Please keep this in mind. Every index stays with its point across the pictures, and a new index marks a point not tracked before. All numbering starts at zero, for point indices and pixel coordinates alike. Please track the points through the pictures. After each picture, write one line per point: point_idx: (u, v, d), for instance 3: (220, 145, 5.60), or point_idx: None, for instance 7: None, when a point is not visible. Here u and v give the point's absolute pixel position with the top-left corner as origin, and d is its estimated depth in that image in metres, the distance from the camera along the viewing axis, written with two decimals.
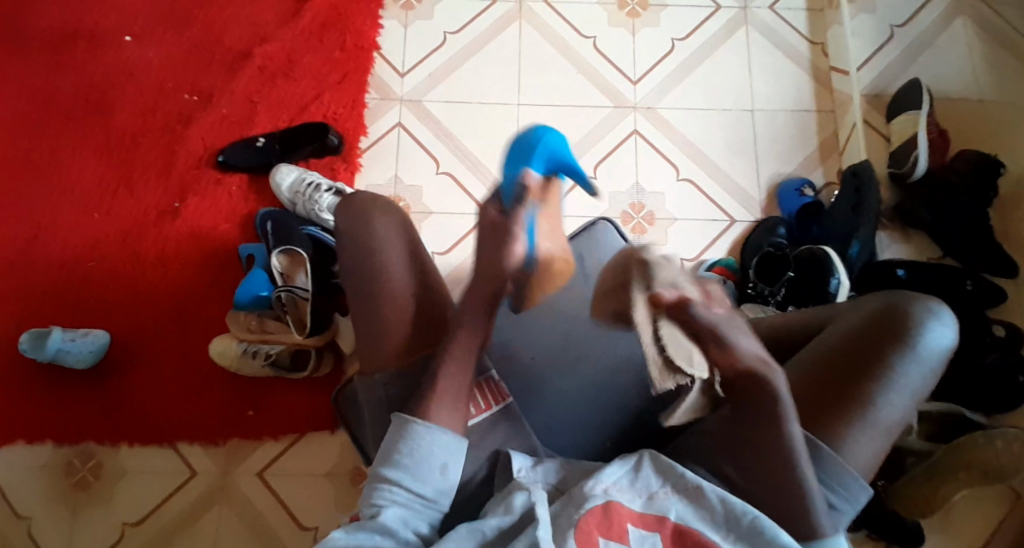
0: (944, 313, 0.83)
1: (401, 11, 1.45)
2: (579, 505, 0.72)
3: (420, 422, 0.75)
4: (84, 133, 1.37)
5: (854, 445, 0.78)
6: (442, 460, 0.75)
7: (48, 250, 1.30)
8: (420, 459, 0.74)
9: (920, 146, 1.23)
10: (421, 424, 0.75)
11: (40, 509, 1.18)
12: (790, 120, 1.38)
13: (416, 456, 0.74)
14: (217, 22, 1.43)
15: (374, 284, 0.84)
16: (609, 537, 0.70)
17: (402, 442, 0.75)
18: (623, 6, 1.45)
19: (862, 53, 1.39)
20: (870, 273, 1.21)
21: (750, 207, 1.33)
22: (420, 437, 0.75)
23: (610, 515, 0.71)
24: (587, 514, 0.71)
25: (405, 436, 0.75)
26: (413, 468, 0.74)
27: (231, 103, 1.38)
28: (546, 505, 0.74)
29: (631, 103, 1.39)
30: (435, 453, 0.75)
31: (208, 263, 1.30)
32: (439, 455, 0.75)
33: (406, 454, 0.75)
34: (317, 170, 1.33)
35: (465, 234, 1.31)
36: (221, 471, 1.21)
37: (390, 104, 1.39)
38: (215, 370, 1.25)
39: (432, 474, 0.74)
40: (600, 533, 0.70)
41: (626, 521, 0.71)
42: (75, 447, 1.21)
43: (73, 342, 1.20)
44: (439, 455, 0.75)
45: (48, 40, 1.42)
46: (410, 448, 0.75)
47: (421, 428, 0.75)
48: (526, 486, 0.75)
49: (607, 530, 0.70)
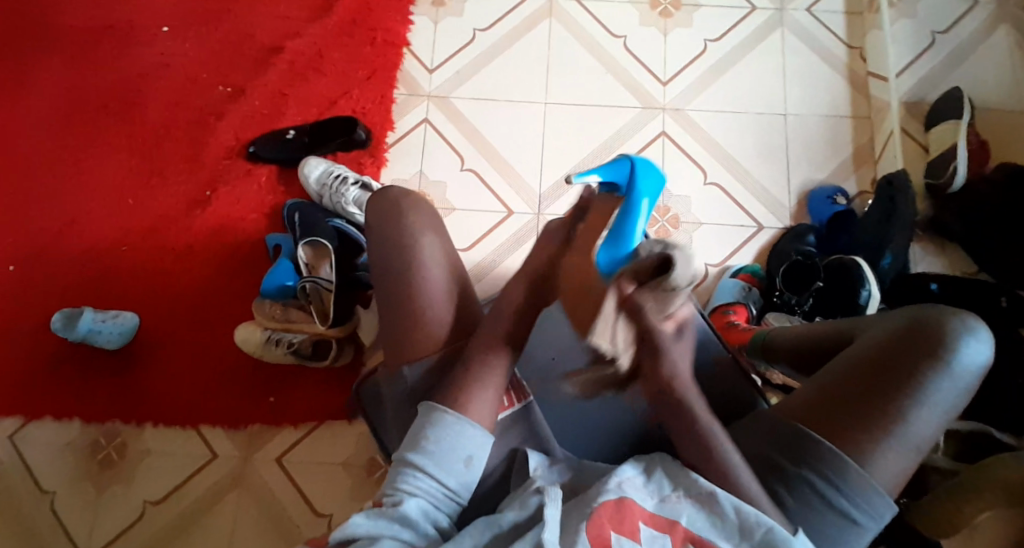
0: (980, 328, 0.80)
1: (432, 7, 1.45)
2: (593, 499, 0.73)
3: (450, 413, 0.77)
4: (121, 122, 1.40)
5: (881, 462, 0.76)
6: (468, 452, 0.76)
7: (83, 233, 1.34)
8: (446, 447, 0.76)
9: (959, 157, 1.21)
10: (452, 415, 0.77)
11: (67, 485, 1.22)
12: (822, 126, 1.35)
13: (443, 444, 0.76)
14: (252, 16, 1.46)
15: (401, 278, 0.85)
16: (620, 532, 0.70)
17: (429, 430, 0.76)
18: (654, 6, 1.43)
19: (902, 59, 1.35)
20: (904, 284, 1.18)
21: (779, 213, 1.31)
22: (449, 427, 0.76)
23: (622, 509, 0.71)
24: (601, 508, 0.71)
25: (434, 424, 0.77)
26: (439, 456, 0.75)
27: (263, 96, 1.40)
28: (559, 504, 0.74)
29: (659, 104, 1.37)
30: (462, 444, 0.76)
31: (235, 251, 1.32)
32: (465, 447, 0.76)
33: (433, 441, 0.76)
34: (343, 163, 1.35)
35: (488, 231, 1.31)
36: (241, 456, 1.23)
37: (418, 100, 1.40)
38: (239, 357, 1.27)
39: (456, 464, 0.76)
40: (612, 528, 0.70)
41: (638, 520, 0.71)
42: (102, 427, 1.25)
43: (103, 324, 1.24)
44: (465, 447, 0.76)
45: (89, 29, 1.46)
46: (438, 435, 0.76)
47: (450, 419, 0.77)
48: (542, 487, 0.75)
49: (618, 524, 0.70)
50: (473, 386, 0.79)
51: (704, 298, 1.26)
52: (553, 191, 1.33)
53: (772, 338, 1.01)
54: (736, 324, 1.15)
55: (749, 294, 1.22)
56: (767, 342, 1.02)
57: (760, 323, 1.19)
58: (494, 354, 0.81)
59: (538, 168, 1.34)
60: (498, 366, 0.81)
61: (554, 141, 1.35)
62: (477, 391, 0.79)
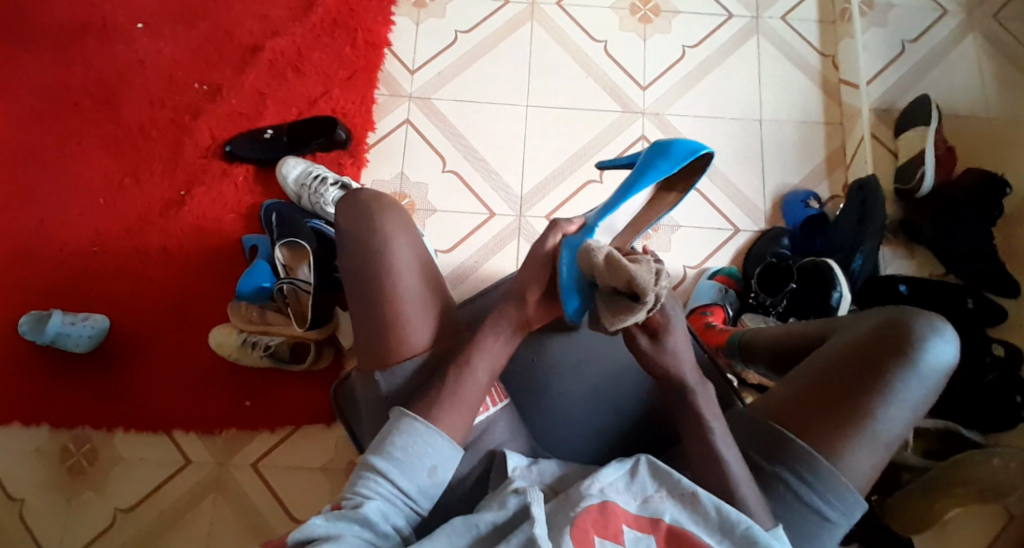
0: (946, 329, 0.82)
1: (414, 8, 1.45)
2: (576, 504, 0.72)
3: (419, 420, 0.76)
4: (91, 119, 1.37)
5: (853, 460, 0.77)
6: (432, 461, 0.75)
7: (51, 233, 1.30)
8: (413, 455, 0.75)
9: (927, 162, 1.24)
10: (420, 422, 0.76)
11: (34, 492, 1.19)
12: (796, 131, 1.38)
13: (409, 452, 0.75)
14: (229, 12, 1.43)
15: (375, 282, 0.83)
16: (605, 536, 0.70)
17: (396, 436, 0.75)
18: (634, 11, 1.45)
19: (872, 68, 1.39)
20: (870, 288, 1.21)
21: (755, 216, 1.33)
22: (416, 435, 0.75)
23: (606, 513, 0.71)
24: (584, 512, 0.71)
25: (403, 430, 0.76)
26: (404, 462, 0.74)
27: (240, 94, 1.38)
28: (541, 505, 0.73)
29: (639, 108, 1.39)
30: (427, 454, 0.75)
31: (211, 251, 1.30)
32: (430, 456, 0.75)
33: (400, 448, 0.75)
34: (324, 164, 1.34)
35: (469, 233, 1.31)
36: (215, 462, 1.20)
37: (399, 101, 1.39)
38: (214, 361, 1.25)
39: (420, 473, 0.74)
40: (596, 532, 0.70)
41: (622, 522, 0.71)
42: (71, 433, 1.21)
43: (73, 327, 1.20)
44: (430, 457, 0.75)
45: (59, 24, 1.42)
46: (404, 442, 0.75)
47: (419, 426, 0.76)
48: (522, 488, 0.75)
49: (603, 528, 0.70)
50: (447, 391, 0.78)
51: (684, 299, 1.28)
52: (534, 194, 1.33)
53: (749, 338, 1.02)
54: (714, 324, 1.16)
55: (725, 295, 1.23)
56: (746, 341, 1.03)
57: (736, 324, 1.21)
58: (469, 357, 0.80)
59: (519, 170, 1.34)
60: (482, 365, 0.80)
61: (534, 143, 1.36)
62: (448, 398, 0.78)
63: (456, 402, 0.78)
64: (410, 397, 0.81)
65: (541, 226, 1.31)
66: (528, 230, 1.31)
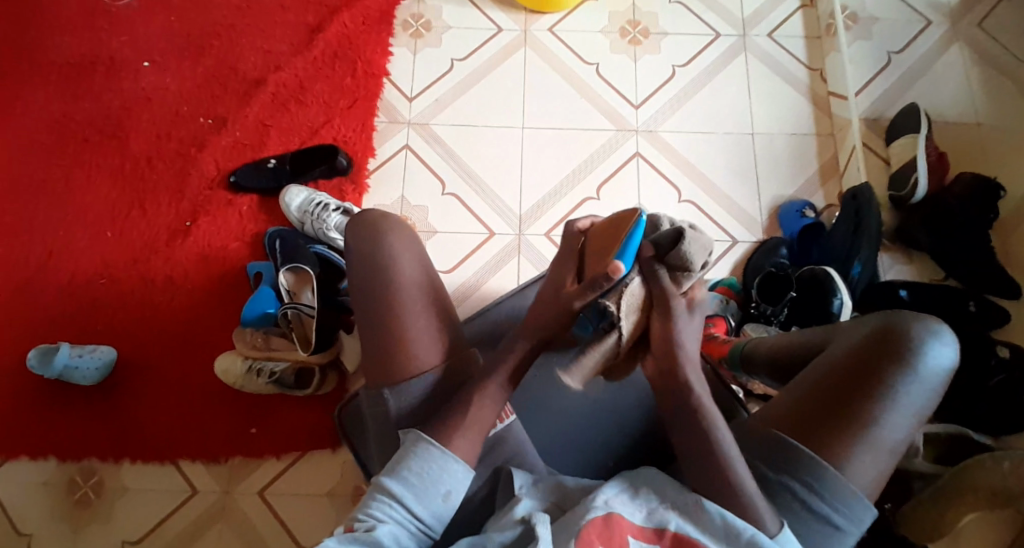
0: (944, 331, 0.82)
1: (410, 38, 1.48)
2: (579, 518, 0.72)
3: (433, 444, 0.76)
4: (98, 155, 1.40)
5: (857, 464, 0.77)
6: (447, 487, 0.75)
7: (58, 267, 1.32)
8: (427, 480, 0.75)
9: (920, 170, 1.25)
10: (436, 447, 0.76)
11: (41, 526, 1.18)
12: (789, 144, 1.40)
13: (425, 477, 0.75)
14: (231, 49, 1.47)
15: (382, 300, 0.85)
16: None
17: (412, 460, 0.75)
18: (624, 34, 1.49)
19: (860, 79, 1.42)
20: (871, 295, 1.22)
21: (753, 229, 1.34)
22: (433, 460, 0.75)
23: (611, 525, 0.71)
24: (589, 524, 0.71)
25: (418, 455, 0.76)
26: (418, 487, 0.74)
27: (243, 126, 1.41)
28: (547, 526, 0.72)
29: (633, 127, 1.41)
30: (443, 480, 0.75)
31: (217, 280, 1.32)
32: (445, 482, 0.75)
33: (415, 473, 0.75)
34: (325, 191, 1.36)
35: (469, 254, 1.32)
36: (221, 490, 1.20)
37: (398, 128, 1.42)
38: (220, 388, 1.25)
39: (434, 498, 0.74)
40: (601, 543, 0.70)
41: (627, 533, 0.71)
42: (77, 464, 1.22)
43: (81, 358, 1.22)
44: (445, 482, 0.75)
45: (66, 65, 1.47)
46: (419, 467, 0.75)
47: (435, 452, 0.76)
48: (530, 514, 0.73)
49: (607, 539, 0.70)
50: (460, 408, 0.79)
51: None
52: (533, 213, 1.35)
53: (750, 348, 1.02)
54: (716, 335, 1.16)
55: (726, 306, 1.23)
56: (747, 352, 1.03)
57: (739, 334, 1.21)
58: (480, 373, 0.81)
59: (518, 190, 1.36)
60: (499, 385, 0.80)
61: (532, 164, 1.38)
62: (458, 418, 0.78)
63: (466, 416, 0.78)
64: (421, 418, 0.82)
65: (540, 244, 1.33)
66: (528, 249, 1.32)
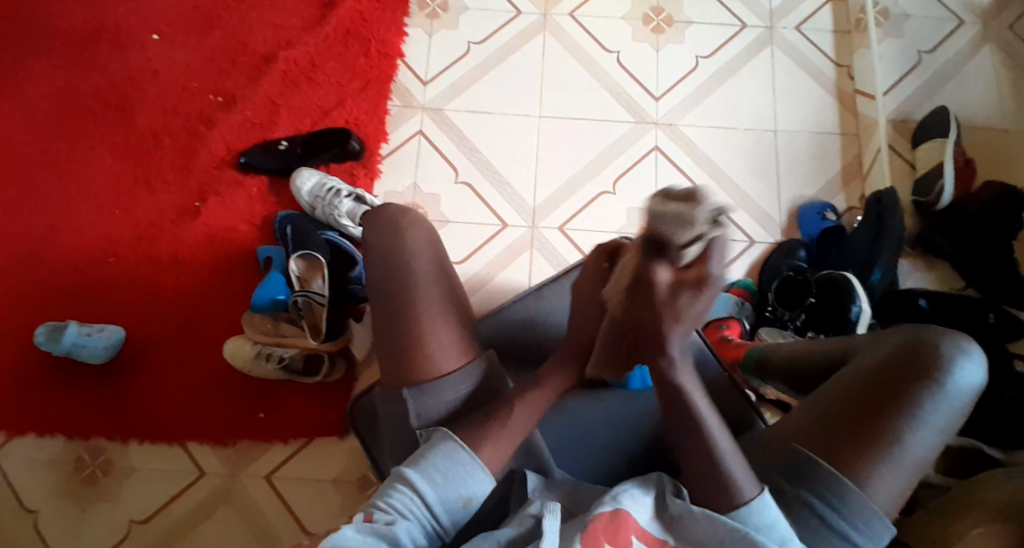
0: (973, 349, 0.80)
1: (427, 19, 1.45)
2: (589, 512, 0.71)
3: (464, 450, 0.76)
4: (106, 129, 1.37)
5: (879, 483, 0.76)
6: (470, 492, 0.75)
7: (65, 244, 1.31)
8: (452, 482, 0.74)
9: (947, 176, 1.22)
10: (465, 450, 0.76)
11: (48, 502, 1.19)
12: (812, 142, 1.37)
13: (449, 478, 0.74)
14: (243, 24, 1.44)
15: (401, 298, 0.84)
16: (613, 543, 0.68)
17: (437, 459, 0.75)
18: (647, 21, 1.45)
19: (888, 78, 1.38)
20: (892, 300, 1.21)
21: (771, 228, 1.32)
22: (459, 463, 0.75)
23: (617, 522, 0.70)
24: (596, 519, 0.70)
25: (445, 455, 0.76)
26: (441, 487, 0.74)
27: (253, 105, 1.39)
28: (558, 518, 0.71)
29: (652, 119, 1.38)
30: (466, 484, 0.75)
31: (225, 262, 1.30)
32: (469, 487, 0.75)
33: (439, 472, 0.75)
34: (337, 175, 1.34)
35: (481, 245, 1.31)
36: (228, 473, 1.21)
37: (412, 112, 1.39)
38: (227, 372, 1.25)
39: (454, 501, 0.74)
40: (607, 539, 0.68)
41: (632, 533, 0.70)
42: (84, 443, 1.22)
43: (88, 337, 1.21)
44: (468, 487, 0.75)
45: (75, 35, 1.43)
46: (445, 467, 0.75)
47: (463, 454, 0.76)
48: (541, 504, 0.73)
49: (613, 536, 0.69)
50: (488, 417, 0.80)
51: None
52: (547, 204, 1.33)
53: (767, 353, 1.01)
54: (729, 338, 1.15)
55: (740, 308, 1.22)
56: (763, 358, 1.02)
57: (753, 337, 1.20)
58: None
59: (532, 181, 1.34)
60: (531, 400, 0.81)
61: (547, 154, 1.36)
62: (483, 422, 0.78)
63: (491, 421, 0.79)
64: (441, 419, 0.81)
65: (553, 237, 1.31)
66: (541, 242, 1.31)
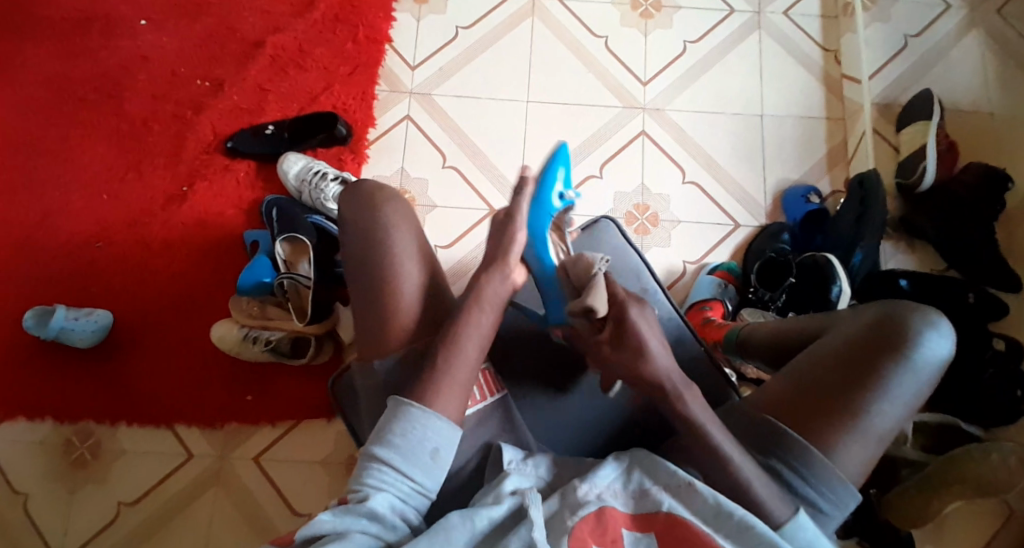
0: (943, 323, 0.81)
1: (414, 4, 1.45)
2: (573, 512, 0.71)
3: (416, 406, 0.75)
4: (94, 115, 1.38)
5: (845, 452, 0.77)
6: (434, 445, 0.75)
7: (54, 229, 1.31)
8: (412, 441, 0.74)
9: (928, 157, 1.23)
10: (417, 407, 0.75)
11: (38, 486, 1.20)
12: (797, 126, 1.38)
13: (410, 438, 0.74)
14: (231, 9, 1.44)
15: (378, 275, 0.84)
16: (602, 544, 0.69)
17: (395, 424, 0.75)
18: (636, 7, 1.45)
19: (874, 62, 1.38)
20: (873, 282, 1.20)
21: (755, 212, 1.33)
22: (415, 420, 0.75)
23: (603, 520, 0.70)
24: (581, 522, 0.70)
25: (400, 418, 0.75)
26: (405, 450, 0.74)
27: (241, 90, 1.39)
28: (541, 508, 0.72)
29: (640, 104, 1.39)
30: (428, 437, 0.74)
31: (213, 246, 1.31)
32: (431, 439, 0.74)
33: (400, 436, 0.74)
34: (324, 160, 1.34)
35: (469, 229, 1.31)
36: (217, 455, 1.21)
37: (400, 97, 1.39)
38: (216, 355, 1.25)
39: (423, 457, 0.74)
40: (595, 541, 0.69)
41: (621, 526, 0.71)
42: (74, 426, 1.23)
43: (76, 321, 1.22)
44: (432, 440, 0.74)
45: (62, 20, 1.43)
46: (403, 430, 0.74)
47: (416, 411, 0.75)
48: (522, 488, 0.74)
49: (601, 536, 0.69)
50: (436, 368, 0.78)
51: (682, 295, 1.28)
52: None
53: (745, 333, 1.02)
54: (712, 319, 1.16)
55: (723, 290, 1.23)
56: (741, 337, 1.02)
57: (735, 318, 1.22)
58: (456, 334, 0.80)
59: (519, 165, 1.35)
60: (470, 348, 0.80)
61: (535, 137, 1.36)
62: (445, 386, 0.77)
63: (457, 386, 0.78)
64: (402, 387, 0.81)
65: None
66: None
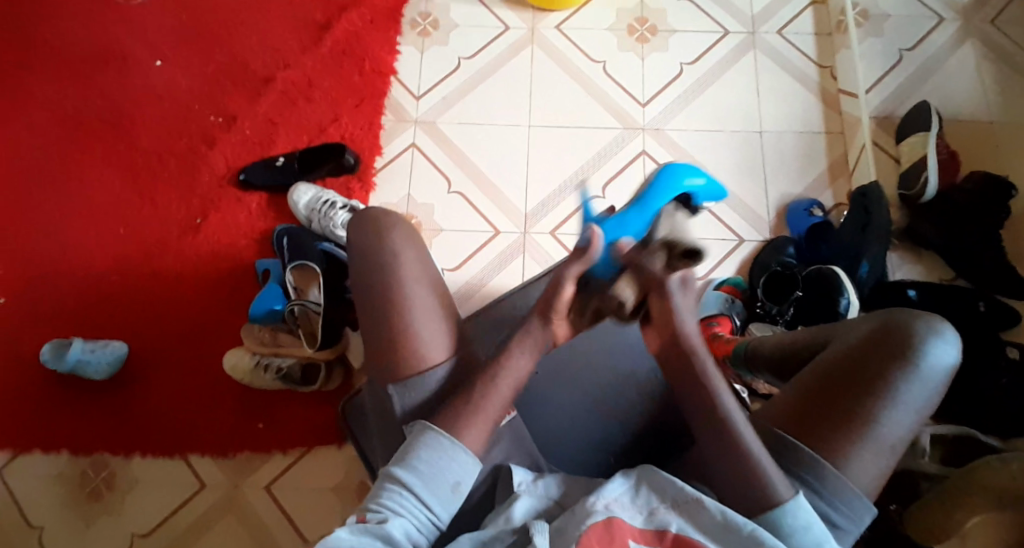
0: (946, 329, 0.81)
1: (417, 37, 1.49)
2: (580, 521, 0.70)
3: (445, 435, 0.76)
4: (110, 153, 1.42)
5: (857, 463, 0.76)
6: (456, 477, 0.75)
7: (72, 264, 1.34)
8: (436, 469, 0.74)
9: (929, 168, 1.24)
10: (444, 436, 0.76)
11: (54, 519, 1.21)
12: (797, 141, 1.39)
13: (433, 465, 0.74)
14: (241, 46, 1.49)
15: (383, 294, 0.85)
16: None
17: (420, 450, 0.75)
18: (632, 32, 1.48)
19: (869, 77, 1.41)
20: (883, 293, 1.20)
21: (760, 228, 1.33)
22: (440, 449, 0.75)
23: (611, 529, 0.69)
24: (589, 530, 0.69)
25: (426, 445, 0.75)
26: (427, 476, 0.74)
27: (252, 124, 1.43)
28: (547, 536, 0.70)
29: (640, 125, 1.41)
30: (451, 468, 0.75)
31: (225, 276, 1.33)
32: (455, 472, 0.75)
33: (424, 462, 0.74)
34: (333, 189, 1.37)
35: (475, 251, 1.33)
36: (230, 484, 1.22)
37: (405, 126, 1.43)
38: (229, 383, 1.27)
39: (444, 489, 0.74)
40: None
41: (629, 537, 0.69)
42: (89, 458, 1.24)
43: (92, 353, 1.24)
44: (455, 472, 0.75)
45: (80, 63, 1.49)
46: (428, 456, 0.75)
47: (443, 440, 0.75)
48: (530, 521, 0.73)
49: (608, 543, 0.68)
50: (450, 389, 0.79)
51: None
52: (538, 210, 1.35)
53: (753, 348, 1.02)
54: (721, 333, 1.15)
55: (732, 305, 1.22)
56: (749, 351, 1.02)
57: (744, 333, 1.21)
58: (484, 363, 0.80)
59: (523, 188, 1.37)
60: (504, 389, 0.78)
61: (538, 159, 1.39)
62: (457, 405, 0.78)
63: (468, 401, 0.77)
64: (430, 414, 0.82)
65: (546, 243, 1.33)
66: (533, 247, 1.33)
